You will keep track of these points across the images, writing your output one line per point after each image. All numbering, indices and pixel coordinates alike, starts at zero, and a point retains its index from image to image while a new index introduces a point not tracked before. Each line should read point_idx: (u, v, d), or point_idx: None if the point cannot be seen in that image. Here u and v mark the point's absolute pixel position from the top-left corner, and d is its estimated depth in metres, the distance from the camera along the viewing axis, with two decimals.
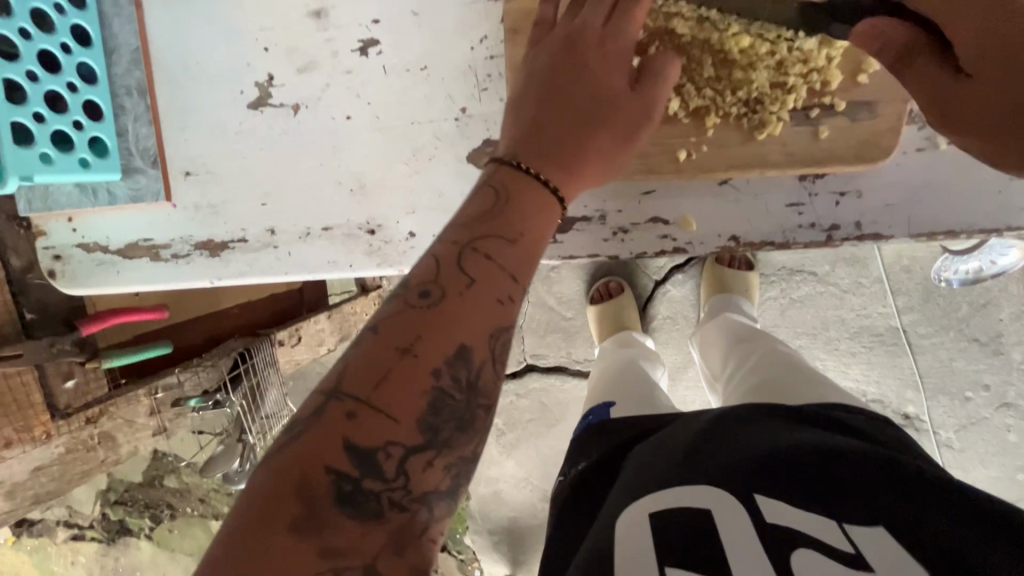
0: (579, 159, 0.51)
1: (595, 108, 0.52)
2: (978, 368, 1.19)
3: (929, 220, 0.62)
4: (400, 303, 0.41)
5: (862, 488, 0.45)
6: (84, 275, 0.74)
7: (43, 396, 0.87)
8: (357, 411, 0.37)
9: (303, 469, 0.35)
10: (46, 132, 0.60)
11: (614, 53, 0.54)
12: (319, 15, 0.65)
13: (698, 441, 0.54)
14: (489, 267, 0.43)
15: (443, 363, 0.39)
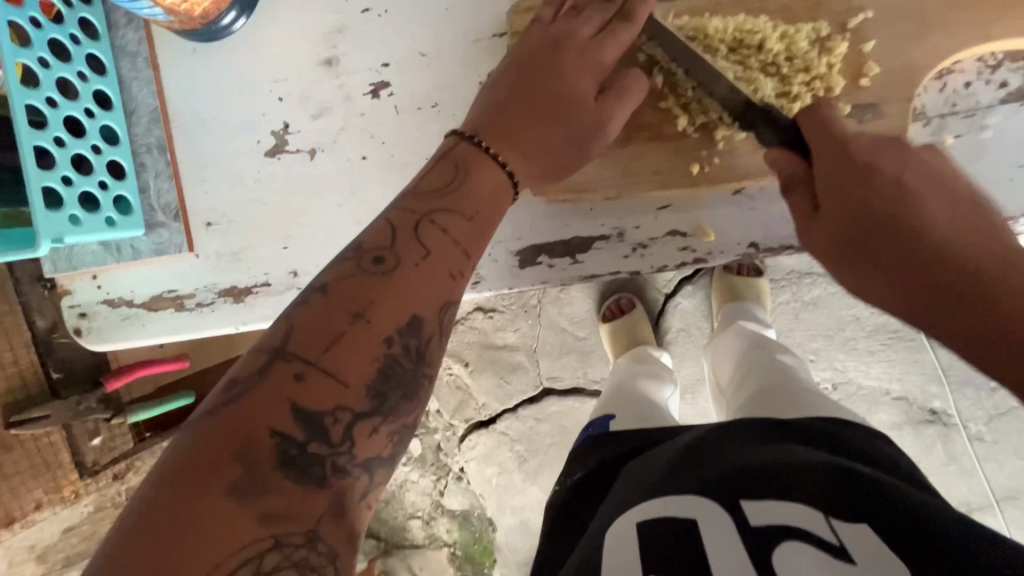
0: (530, 147, 0.56)
1: (557, 106, 0.56)
2: None
3: None
4: (351, 267, 0.45)
5: (836, 494, 0.48)
6: (111, 330, 0.75)
7: (71, 456, 0.90)
8: (305, 372, 0.41)
9: (244, 430, 0.38)
10: (75, 194, 0.62)
11: (591, 62, 0.57)
12: (331, 64, 0.68)
13: (683, 457, 0.58)
14: (444, 241, 0.48)
15: (395, 331, 0.44)
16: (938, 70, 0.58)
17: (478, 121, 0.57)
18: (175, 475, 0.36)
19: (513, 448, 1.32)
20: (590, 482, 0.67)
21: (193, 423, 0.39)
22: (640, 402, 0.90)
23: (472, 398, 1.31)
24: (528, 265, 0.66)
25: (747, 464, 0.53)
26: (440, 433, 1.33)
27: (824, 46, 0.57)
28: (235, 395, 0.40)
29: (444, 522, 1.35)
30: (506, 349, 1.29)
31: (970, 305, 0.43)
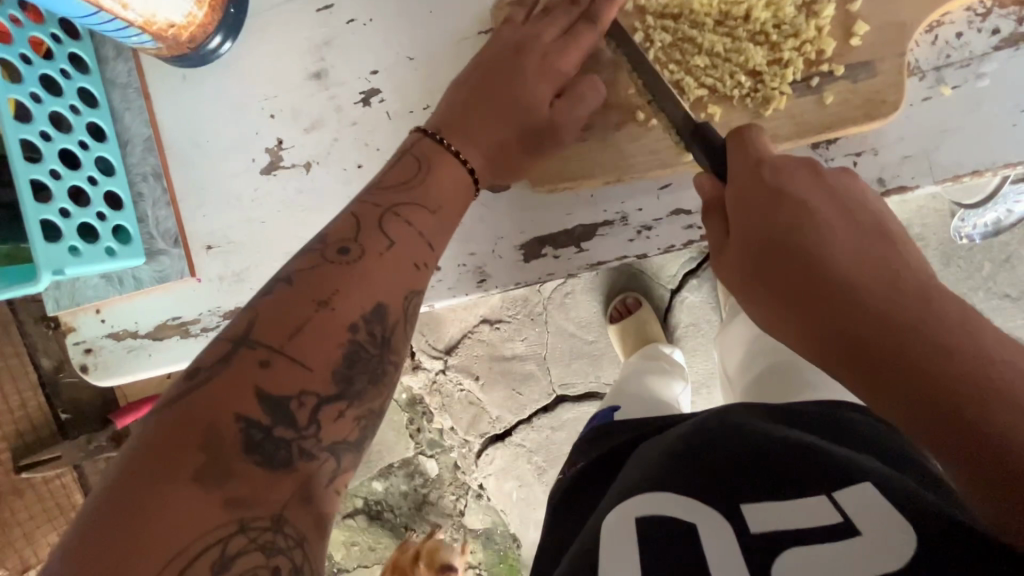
0: (489, 145, 0.56)
1: (519, 110, 0.56)
2: (1018, 325, 1.16)
3: (951, 163, 0.60)
4: (318, 257, 0.45)
5: (825, 477, 0.46)
6: (116, 364, 0.74)
7: (84, 496, 0.89)
8: (271, 359, 0.40)
9: (208, 420, 0.37)
10: (74, 226, 0.61)
11: (551, 63, 0.57)
12: (320, 76, 0.68)
13: (681, 447, 0.55)
14: (409, 232, 0.49)
15: (360, 318, 0.43)
16: (927, 24, 0.58)
17: (441, 121, 0.56)
18: (155, 470, 0.35)
19: (531, 460, 1.30)
20: (599, 462, 0.66)
21: (157, 409, 0.38)
22: (649, 398, 0.89)
23: (485, 412, 1.28)
24: (532, 258, 0.65)
25: (742, 455, 0.51)
26: (456, 450, 1.30)
27: (810, 10, 0.57)
28: (200, 382, 0.39)
29: (467, 545, 1.32)
30: (516, 359, 1.27)
31: (874, 353, 0.35)
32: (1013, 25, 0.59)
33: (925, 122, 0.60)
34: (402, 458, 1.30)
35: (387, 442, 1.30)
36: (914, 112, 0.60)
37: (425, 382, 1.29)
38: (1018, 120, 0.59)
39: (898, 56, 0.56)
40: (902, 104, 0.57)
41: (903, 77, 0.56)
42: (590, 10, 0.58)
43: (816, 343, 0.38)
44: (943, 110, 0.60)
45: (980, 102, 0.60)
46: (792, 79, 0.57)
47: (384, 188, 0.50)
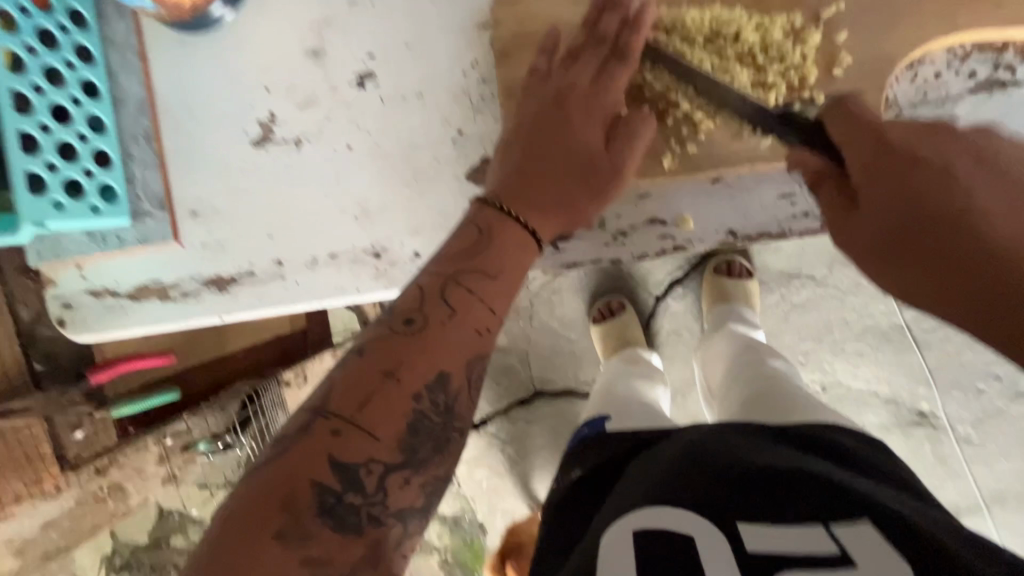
0: (554, 201, 0.56)
1: (575, 163, 0.57)
2: (987, 359, 1.20)
3: None
4: (384, 330, 0.47)
5: (825, 505, 0.49)
6: (95, 321, 0.75)
7: (52, 448, 0.89)
8: (341, 428, 0.42)
9: (292, 481, 0.41)
10: (58, 180, 0.62)
11: (594, 110, 0.57)
12: (318, 54, 0.68)
13: (685, 459, 0.56)
14: (472, 301, 0.49)
15: (424, 388, 0.45)
16: (908, 61, 0.59)
17: (500, 185, 0.56)
18: (237, 521, 0.39)
19: (504, 450, 1.32)
20: (598, 469, 0.68)
21: (256, 470, 0.42)
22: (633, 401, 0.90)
23: None
24: None
25: (740, 474, 0.53)
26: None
27: (798, 37, 0.58)
28: (284, 449, 0.42)
29: (436, 528, 1.34)
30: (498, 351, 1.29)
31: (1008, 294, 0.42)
32: (990, 69, 0.61)
33: None
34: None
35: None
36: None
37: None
38: None
39: (878, 91, 0.58)
40: None
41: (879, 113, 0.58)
42: (619, 46, 0.57)
43: (954, 284, 0.45)
44: None
45: None
46: (774, 99, 0.57)
47: (447, 256, 0.50)
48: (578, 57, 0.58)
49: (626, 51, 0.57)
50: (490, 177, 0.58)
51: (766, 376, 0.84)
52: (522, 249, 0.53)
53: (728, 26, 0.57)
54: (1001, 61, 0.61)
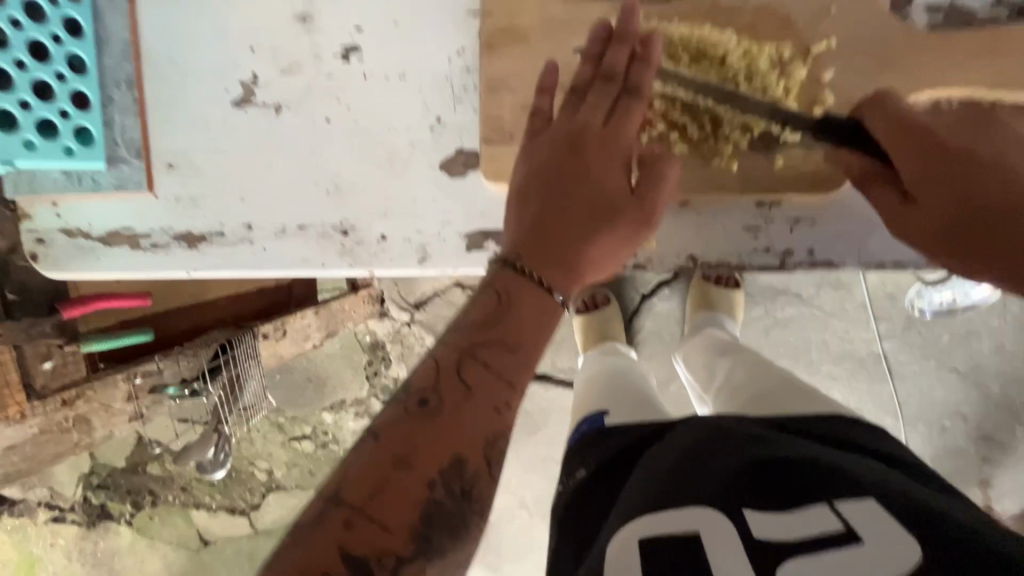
0: (578, 261, 0.52)
1: (601, 212, 0.52)
2: (956, 399, 1.21)
3: (880, 252, 0.59)
4: (399, 411, 0.44)
5: (835, 489, 0.46)
6: (66, 259, 0.75)
7: (19, 375, 0.89)
8: (354, 519, 0.39)
9: (303, 568, 0.37)
10: (31, 119, 0.63)
11: (614, 153, 0.53)
12: (306, 20, 0.66)
13: (685, 456, 0.55)
14: (487, 378, 0.47)
15: (437, 474, 0.43)
16: None
17: (519, 241, 0.52)
18: None
19: None
20: (602, 474, 0.65)
21: (270, 560, 0.39)
22: (629, 386, 0.85)
23: None
24: (473, 249, 0.65)
25: (739, 467, 0.51)
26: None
27: (784, 69, 0.55)
28: (298, 536, 0.39)
29: None
30: None
31: None
32: None
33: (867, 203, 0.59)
34: (356, 397, 1.42)
35: (343, 378, 1.41)
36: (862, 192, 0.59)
37: (389, 330, 1.38)
38: None
39: None
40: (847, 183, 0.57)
41: None
42: (630, 82, 0.53)
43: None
44: None
45: None
46: (755, 132, 0.56)
47: (465, 327, 0.48)
48: (584, 97, 0.55)
49: (638, 87, 0.53)
50: (507, 234, 0.53)
51: (756, 371, 0.82)
52: (543, 317, 0.50)
53: (710, 50, 0.55)
54: None
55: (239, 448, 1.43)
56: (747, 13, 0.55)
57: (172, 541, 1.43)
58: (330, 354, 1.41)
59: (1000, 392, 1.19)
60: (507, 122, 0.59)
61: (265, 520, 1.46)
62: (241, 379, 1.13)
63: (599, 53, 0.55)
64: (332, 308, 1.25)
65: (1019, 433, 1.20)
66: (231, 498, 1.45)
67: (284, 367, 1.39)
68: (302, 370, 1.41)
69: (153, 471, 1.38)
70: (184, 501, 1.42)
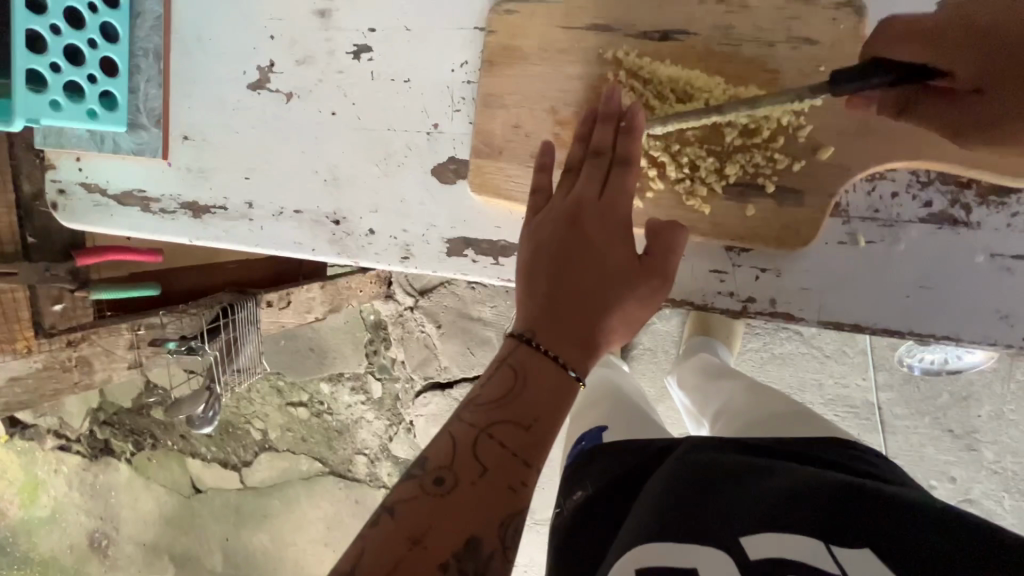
0: (599, 334, 0.50)
1: (617, 284, 0.51)
2: (947, 459, 1.19)
3: (840, 310, 0.60)
4: (414, 488, 0.42)
5: (835, 510, 0.48)
6: (82, 212, 0.79)
7: (30, 314, 0.95)
8: None
9: None
10: (60, 82, 0.66)
11: (617, 223, 0.52)
12: (324, 16, 0.69)
13: (677, 482, 0.56)
14: (503, 458, 0.44)
15: (452, 556, 0.40)
16: (869, 172, 0.57)
17: (534, 314, 0.49)
18: None
19: None
20: (599, 498, 0.65)
21: None
22: (623, 397, 0.86)
23: (435, 358, 1.39)
24: (454, 254, 0.67)
25: (727, 501, 0.52)
26: (401, 383, 1.42)
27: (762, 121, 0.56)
28: None
29: (385, 467, 1.46)
30: (480, 322, 1.35)
31: None
32: (946, 203, 0.58)
33: (831, 263, 0.60)
34: (353, 372, 1.45)
35: (343, 353, 1.45)
36: (828, 251, 0.60)
37: (392, 312, 1.42)
38: (912, 293, 0.59)
39: (831, 195, 0.57)
40: (814, 241, 0.58)
41: (824, 217, 0.57)
42: (619, 152, 0.54)
43: None
44: (853, 257, 0.59)
45: (893, 262, 0.59)
46: (728, 180, 0.58)
47: (482, 402, 0.46)
48: (579, 173, 0.55)
49: (629, 156, 0.54)
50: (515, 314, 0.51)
51: (753, 395, 0.84)
52: (559, 392, 0.47)
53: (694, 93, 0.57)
54: (959, 198, 0.58)
55: (238, 405, 1.50)
56: (739, 62, 0.56)
57: (165, 484, 1.52)
58: (333, 328, 1.45)
59: (993, 459, 1.17)
60: (497, 137, 0.62)
61: (253, 479, 1.52)
62: (239, 343, 1.16)
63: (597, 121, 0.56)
64: (338, 285, 1.30)
65: (1007, 502, 1.17)
66: (224, 452, 1.51)
67: (288, 334, 1.45)
68: (306, 338, 1.46)
69: (155, 416, 1.45)
70: (181, 448, 1.50)
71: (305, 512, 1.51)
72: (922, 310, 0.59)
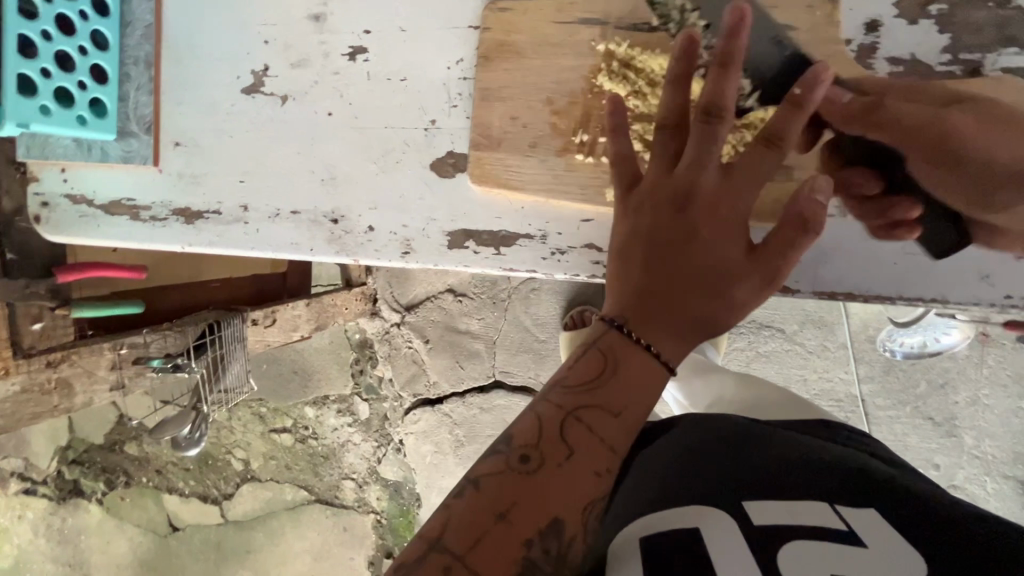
0: (698, 328, 0.48)
1: (715, 276, 0.49)
2: (929, 447, 1.22)
3: (832, 280, 0.63)
4: (501, 464, 0.43)
5: (837, 476, 0.51)
6: (66, 225, 0.77)
7: (9, 333, 0.90)
8: (452, 566, 0.39)
9: None
10: (50, 87, 0.63)
11: (719, 212, 0.50)
12: (319, 19, 0.70)
13: (687, 452, 0.57)
14: (591, 442, 0.44)
15: (535, 535, 0.41)
16: None
17: (626, 301, 0.49)
18: None
19: (452, 431, 1.36)
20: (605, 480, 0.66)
21: None
22: None
23: (425, 373, 1.37)
24: (455, 247, 0.68)
25: (738, 468, 0.53)
26: (389, 402, 1.40)
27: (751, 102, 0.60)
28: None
29: (375, 490, 1.43)
30: (468, 335, 1.33)
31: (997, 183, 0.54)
32: None
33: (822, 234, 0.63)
34: (339, 394, 1.42)
35: (328, 373, 1.42)
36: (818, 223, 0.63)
37: (378, 329, 1.40)
38: (897, 261, 0.62)
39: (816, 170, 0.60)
40: None
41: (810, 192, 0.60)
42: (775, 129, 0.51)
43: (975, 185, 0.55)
44: (841, 228, 0.62)
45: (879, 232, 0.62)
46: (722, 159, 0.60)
47: (569, 385, 0.46)
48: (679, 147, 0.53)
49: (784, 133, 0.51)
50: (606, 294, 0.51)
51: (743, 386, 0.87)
52: (652, 385, 0.47)
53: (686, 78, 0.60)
54: None
55: (219, 436, 1.46)
56: None
57: (141, 524, 1.45)
58: (318, 348, 1.42)
59: (972, 444, 1.21)
60: (495, 130, 0.64)
61: (236, 512, 1.47)
62: (225, 361, 1.14)
63: (688, 71, 0.53)
64: (324, 302, 1.28)
65: (989, 485, 1.21)
66: (204, 486, 1.46)
67: (271, 357, 1.43)
68: (289, 361, 1.43)
69: (131, 451, 1.42)
70: (157, 484, 1.45)
71: (291, 544, 1.46)
72: (906, 276, 0.62)
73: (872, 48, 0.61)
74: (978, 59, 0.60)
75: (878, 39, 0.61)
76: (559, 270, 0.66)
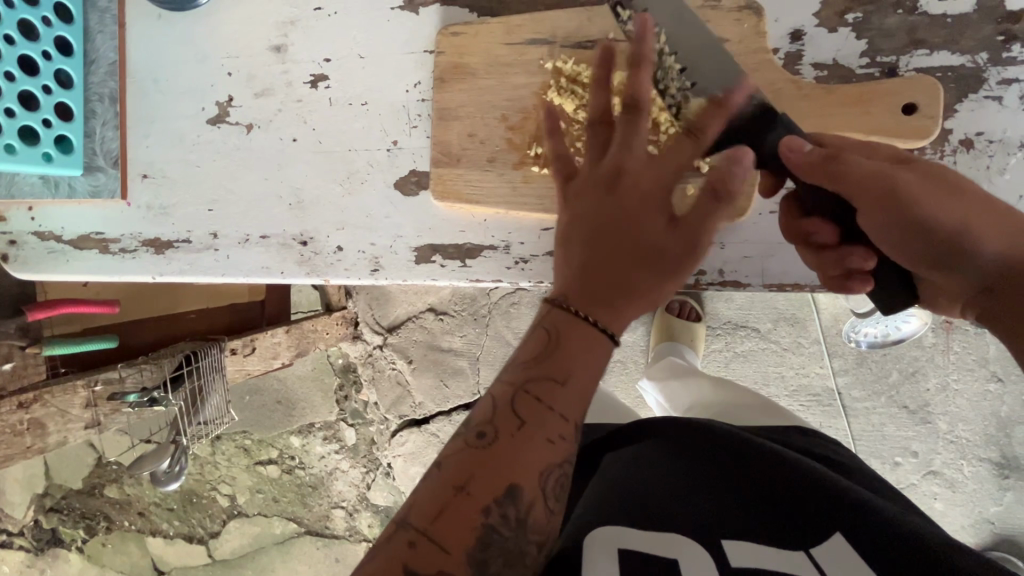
0: (634, 294, 0.49)
1: (649, 247, 0.50)
2: (906, 435, 1.26)
3: (781, 273, 0.66)
4: (460, 443, 0.45)
5: (810, 501, 0.53)
6: (35, 261, 0.77)
7: None
8: (417, 540, 0.41)
9: None
10: (14, 127, 0.64)
11: (649, 188, 0.52)
12: (280, 50, 0.73)
13: (672, 469, 0.60)
14: (541, 413, 0.45)
15: (494, 502, 0.43)
16: None
17: (567, 281, 0.51)
18: None
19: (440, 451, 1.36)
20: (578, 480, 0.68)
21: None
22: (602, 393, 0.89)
23: (410, 395, 1.36)
24: (422, 261, 0.70)
25: (721, 499, 0.56)
26: (375, 426, 1.39)
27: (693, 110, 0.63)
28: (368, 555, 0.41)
29: (366, 517, 1.41)
30: (451, 354, 1.33)
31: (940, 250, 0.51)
32: None
33: (768, 230, 0.66)
34: (324, 421, 1.41)
35: (313, 402, 1.42)
36: (763, 220, 0.66)
37: (361, 353, 1.39)
38: None
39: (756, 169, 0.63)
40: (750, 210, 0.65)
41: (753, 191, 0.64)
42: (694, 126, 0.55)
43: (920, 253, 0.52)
44: None
45: None
46: None
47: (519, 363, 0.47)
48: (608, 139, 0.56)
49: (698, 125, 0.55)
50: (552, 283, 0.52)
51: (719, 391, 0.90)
52: (594, 354, 0.47)
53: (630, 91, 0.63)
54: None
55: (202, 471, 1.44)
56: None
57: (124, 570, 1.43)
58: (301, 376, 1.42)
59: (947, 429, 1.24)
60: (454, 147, 0.66)
61: (223, 551, 1.44)
62: (204, 392, 1.10)
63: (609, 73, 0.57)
64: (304, 328, 1.28)
65: (966, 469, 1.25)
66: (189, 526, 1.43)
67: (254, 388, 1.43)
68: (272, 391, 1.43)
69: (110, 494, 1.39)
70: (140, 527, 1.42)
71: None
72: None
73: (798, 55, 0.65)
74: (894, 61, 0.65)
75: (804, 46, 0.65)
76: (523, 277, 0.68)
